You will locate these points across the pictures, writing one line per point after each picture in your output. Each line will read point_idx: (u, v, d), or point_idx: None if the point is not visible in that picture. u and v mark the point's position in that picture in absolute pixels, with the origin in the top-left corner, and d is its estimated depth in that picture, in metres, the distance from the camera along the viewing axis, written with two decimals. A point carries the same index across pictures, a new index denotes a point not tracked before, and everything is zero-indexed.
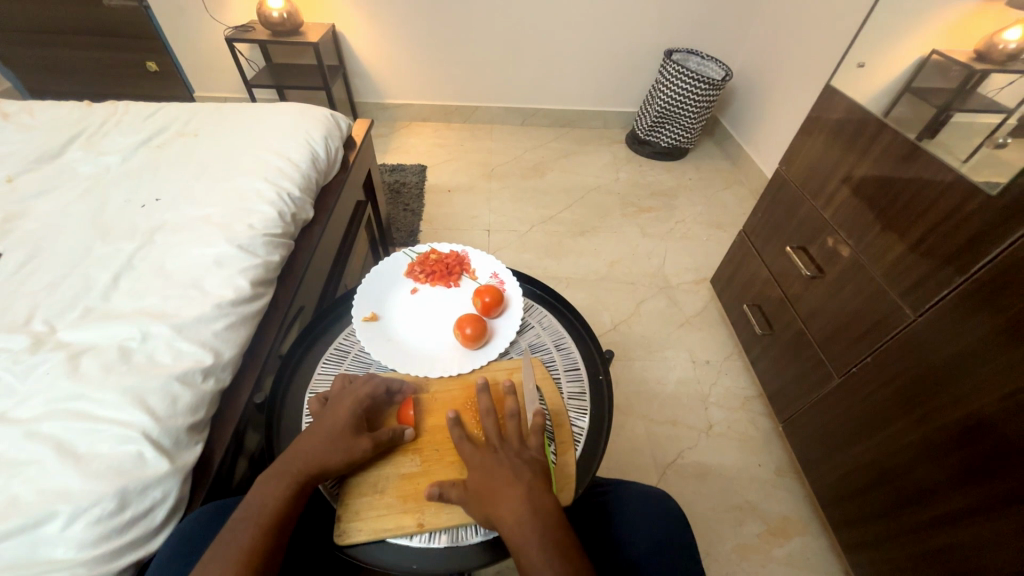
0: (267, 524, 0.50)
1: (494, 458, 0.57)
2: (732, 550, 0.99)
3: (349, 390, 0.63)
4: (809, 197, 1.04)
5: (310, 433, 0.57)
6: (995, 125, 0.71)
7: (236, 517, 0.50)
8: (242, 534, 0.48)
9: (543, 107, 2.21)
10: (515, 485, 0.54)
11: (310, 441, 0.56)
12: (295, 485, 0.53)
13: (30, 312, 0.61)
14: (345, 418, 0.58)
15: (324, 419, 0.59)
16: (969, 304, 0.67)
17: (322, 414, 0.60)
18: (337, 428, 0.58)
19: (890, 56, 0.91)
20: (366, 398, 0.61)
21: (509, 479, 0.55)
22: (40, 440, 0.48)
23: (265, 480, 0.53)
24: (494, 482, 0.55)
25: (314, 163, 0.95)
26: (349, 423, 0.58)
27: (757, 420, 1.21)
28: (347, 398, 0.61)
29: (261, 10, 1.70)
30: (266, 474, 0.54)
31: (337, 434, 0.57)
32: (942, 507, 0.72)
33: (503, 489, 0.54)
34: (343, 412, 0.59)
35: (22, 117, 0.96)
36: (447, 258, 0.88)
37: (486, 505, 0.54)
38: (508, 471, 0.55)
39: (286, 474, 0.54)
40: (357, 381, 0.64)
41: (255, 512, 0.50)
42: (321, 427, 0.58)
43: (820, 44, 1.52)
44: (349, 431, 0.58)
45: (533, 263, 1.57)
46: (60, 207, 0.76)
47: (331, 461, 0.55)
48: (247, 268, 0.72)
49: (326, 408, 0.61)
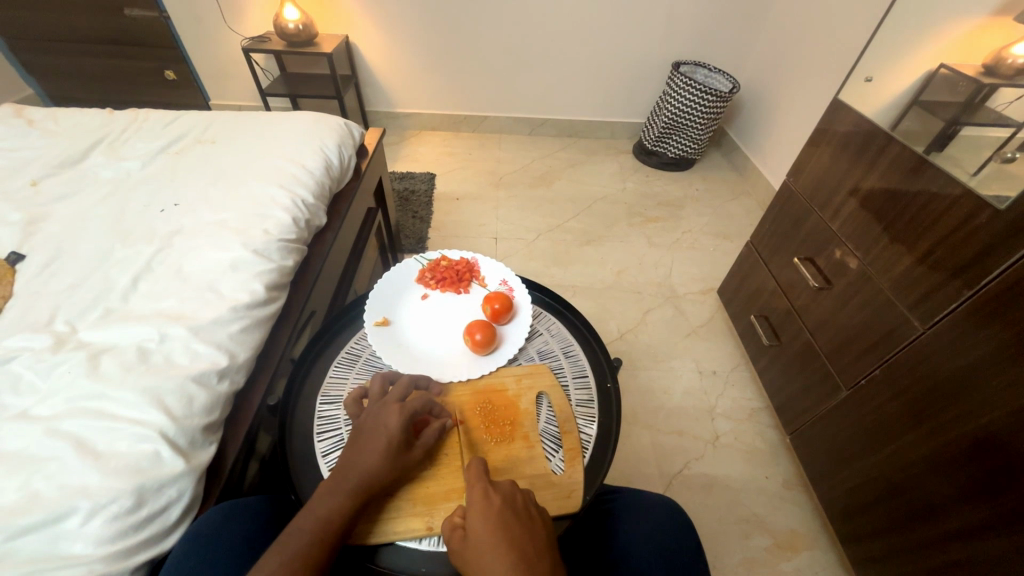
0: (328, 538, 0.50)
1: (515, 516, 0.51)
2: (739, 564, 0.98)
3: (391, 397, 0.62)
4: (816, 209, 1.04)
5: (361, 445, 0.57)
6: (1005, 139, 0.72)
7: (296, 527, 0.50)
8: (304, 548, 0.49)
9: (550, 118, 2.23)
10: (523, 552, 0.48)
11: (366, 455, 0.56)
12: (353, 501, 0.53)
13: (51, 312, 0.62)
14: (395, 430, 0.57)
15: (372, 429, 0.58)
16: (979, 316, 0.67)
17: (366, 422, 0.59)
18: (391, 440, 0.57)
19: (894, 72, 0.92)
20: (417, 406, 0.61)
21: (518, 544, 0.49)
22: (59, 437, 0.50)
23: (322, 494, 0.53)
24: (503, 548, 0.48)
25: (327, 171, 0.97)
26: (402, 436, 0.57)
27: (764, 432, 1.20)
28: (393, 405, 0.60)
29: (278, 22, 1.74)
30: (321, 487, 0.54)
31: (391, 446, 0.57)
32: (951, 523, 0.71)
33: (509, 556, 0.47)
34: (392, 422, 0.58)
35: (46, 123, 0.99)
36: (457, 265, 0.89)
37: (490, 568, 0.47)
38: (519, 532, 0.50)
39: (344, 487, 0.54)
40: (396, 387, 0.63)
41: (317, 526, 0.51)
42: (372, 439, 0.57)
43: (826, 57, 1.54)
44: (402, 445, 0.57)
45: (540, 272, 1.58)
46: (81, 211, 0.78)
47: (385, 474, 0.55)
48: (261, 272, 0.73)
49: (371, 412, 0.60)
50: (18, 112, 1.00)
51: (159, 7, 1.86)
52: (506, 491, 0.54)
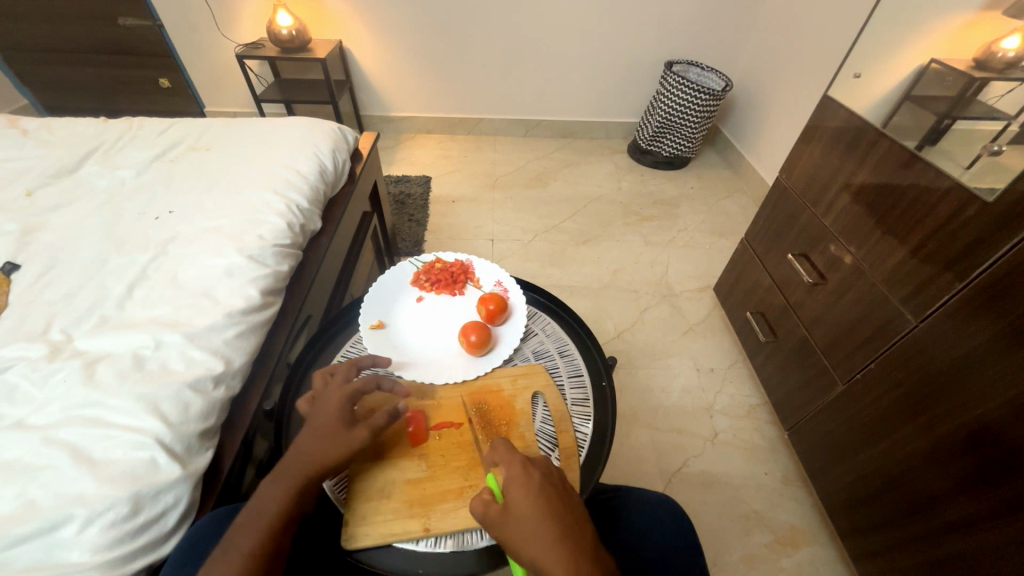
0: (271, 526, 0.50)
1: (556, 491, 0.53)
2: (739, 561, 0.98)
3: (334, 383, 0.63)
4: (809, 204, 1.05)
5: (305, 432, 0.58)
6: (996, 133, 0.72)
7: (241, 521, 0.51)
8: (244, 538, 0.49)
9: (545, 119, 2.24)
10: (567, 524, 0.50)
11: (304, 440, 0.57)
12: (296, 488, 0.53)
13: (47, 321, 0.62)
14: (331, 413, 0.58)
15: (316, 415, 0.59)
16: (971, 308, 0.68)
17: (309, 411, 0.60)
18: (329, 424, 0.58)
19: (884, 68, 0.93)
20: (356, 388, 0.61)
21: (560, 515, 0.50)
22: (56, 446, 0.50)
23: (266, 485, 0.54)
24: (545, 519, 0.49)
25: (321, 175, 0.98)
26: (340, 417, 0.58)
27: (763, 428, 1.20)
28: (332, 390, 0.61)
29: (272, 28, 1.74)
30: (268, 475, 0.55)
31: (330, 429, 0.57)
32: (949, 515, 0.71)
33: (554, 531, 0.49)
34: (328, 407, 0.59)
35: (40, 133, 0.99)
36: (452, 266, 0.89)
37: (536, 541, 0.48)
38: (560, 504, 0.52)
39: (285, 475, 0.54)
40: (336, 372, 0.64)
41: (259, 515, 0.51)
42: (312, 425, 0.58)
43: (818, 54, 1.55)
44: (341, 424, 0.58)
45: (536, 272, 1.58)
46: (76, 220, 0.78)
47: (325, 454, 0.55)
48: (257, 278, 0.73)
49: (315, 401, 0.61)
50: (12, 122, 1.01)
51: (152, 16, 1.86)
52: (543, 466, 0.55)
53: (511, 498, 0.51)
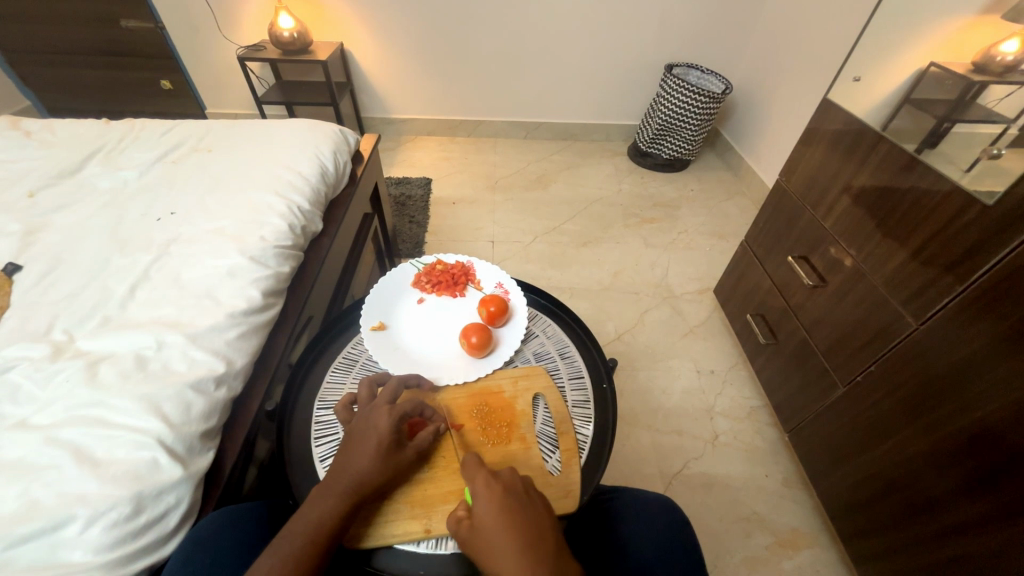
0: (321, 541, 0.50)
1: (521, 502, 0.53)
2: (740, 562, 0.98)
3: (381, 400, 0.62)
4: (809, 207, 1.05)
5: (353, 450, 0.56)
6: (996, 135, 0.72)
7: (287, 530, 0.51)
8: (293, 548, 0.49)
9: (545, 121, 2.25)
10: (531, 537, 0.49)
11: (357, 457, 0.56)
12: (345, 504, 0.53)
13: (50, 322, 0.63)
14: (385, 430, 0.57)
15: (362, 432, 0.58)
16: (971, 310, 0.68)
17: (357, 425, 0.59)
18: (382, 443, 0.56)
19: (883, 71, 0.93)
20: (407, 407, 0.61)
21: (523, 527, 0.50)
22: (58, 446, 0.50)
23: (314, 498, 0.53)
24: (509, 535, 0.49)
25: (323, 177, 0.98)
26: (392, 436, 0.57)
27: (763, 430, 1.21)
28: (382, 408, 0.60)
29: (273, 30, 1.75)
30: (314, 491, 0.54)
31: (382, 448, 0.56)
32: (950, 517, 0.71)
33: (519, 545, 0.48)
34: (382, 424, 0.58)
35: (43, 134, 0.99)
36: (453, 268, 0.90)
37: (499, 556, 0.48)
38: (524, 516, 0.51)
39: (335, 490, 0.54)
40: (386, 389, 0.63)
41: (308, 529, 0.51)
42: (363, 440, 0.57)
43: (817, 57, 1.55)
44: (393, 444, 0.57)
45: (537, 274, 1.59)
46: (79, 220, 0.79)
47: (376, 475, 0.55)
48: (259, 278, 0.74)
49: (361, 416, 0.60)
50: (15, 123, 1.01)
51: (155, 18, 1.87)
52: (506, 477, 0.55)
53: (476, 519, 0.52)
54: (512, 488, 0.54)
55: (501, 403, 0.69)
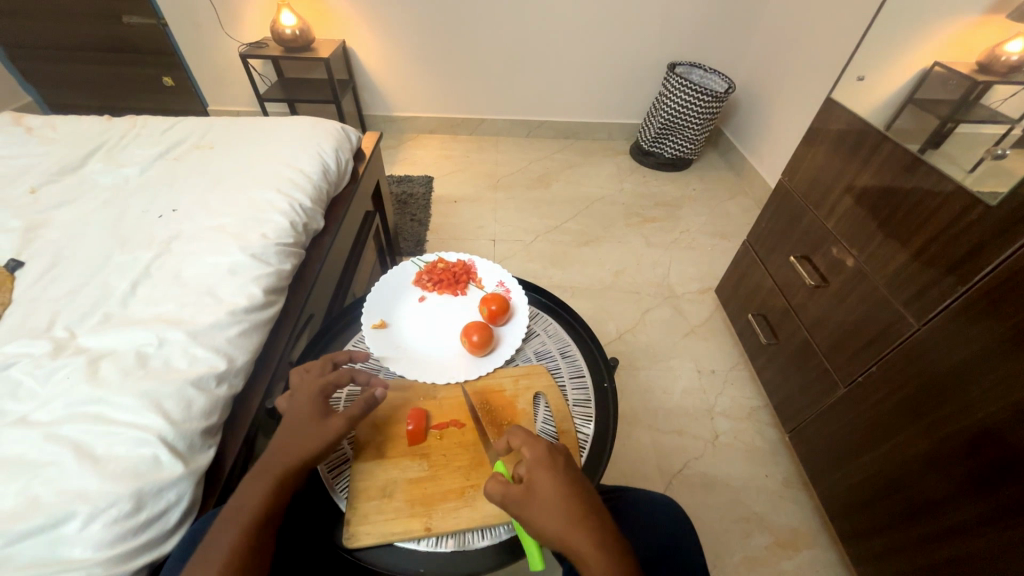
0: (256, 516, 0.50)
1: (575, 471, 0.53)
2: (739, 563, 0.98)
3: (306, 377, 0.63)
4: (811, 207, 1.05)
5: (284, 428, 0.58)
6: (1000, 135, 0.72)
7: (225, 506, 0.51)
8: (226, 523, 0.49)
9: (547, 120, 2.24)
10: (590, 504, 0.50)
11: (283, 433, 0.57)
12: (277, 478, 0.53)
13: (51, 319, 0.63)
14: (304, 403, 0.59)
15: (291, 411, 0.59)
16: (973, 311, 0.68)
17: (287, 407, 0.60)
18: (302, 415, 0.58)
19: (887, 71, 0.93)
20: (330, 379, 0.62)
21: (580, 493, 0.51)
22: (60, 443, 0.50)
23: (250, 475, 0.54)
24: (569, 501, 0.49)
25: (325, 175, 0.98)
26: (312, 407, 0.58)
27: (764, 430, 1.20)
28: (303, 384, 0.62)
29: (275, 27, 1.75)
30: (250, 472, 0.54)
31: (303, 420, 0.58)
32: (951, 518, 0.71)
33: (580, 511, 0.49)
34: (302, 399, 0.59)
35: (44, 131, 0.99)
36: (454, 266, 0.90)
37: (560, 521, 0.48)
38: (580, 485, 0.52)
39: (268, 466, 0.54)
40: (312, 367, 0.65)
41: (240, 504, 0.51)
42: (290, 418, 0.58)
43: (821, 56, 1.55)
44: (315, 415, 0.58)
45: (538, 273, 1.58)
46: (80, 217, 0.79)
47: (302, 445, 0.55)
48: (260, 276, 0.73)
49: (289, 395, 0.61)
50: (17, 120, 1.01)
51: (157, 15, 1.87)
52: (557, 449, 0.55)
53: (533, 484, 0.51)
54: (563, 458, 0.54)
55: (500, 400, 0.69)
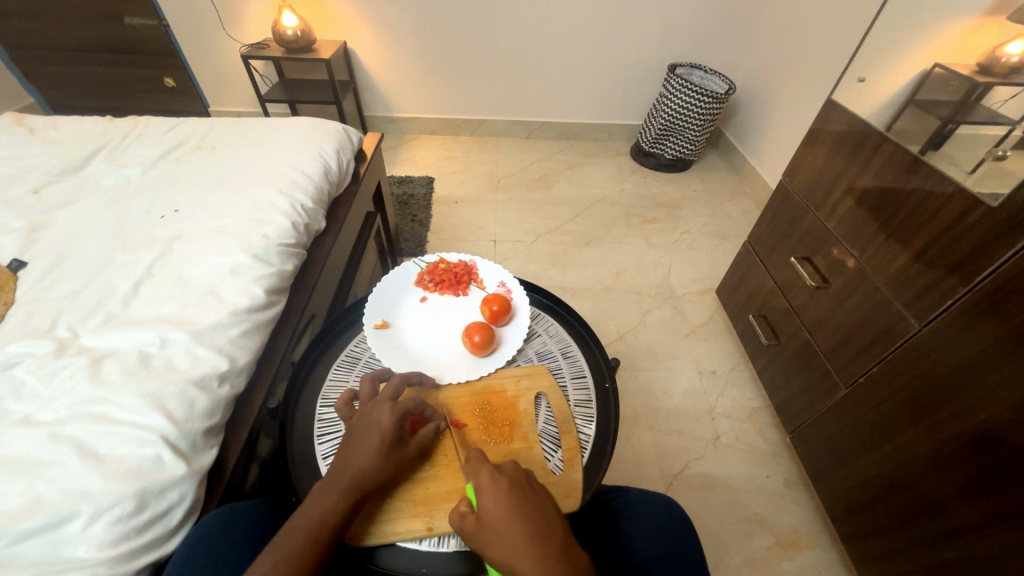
0: (322, 539, 0.50)
1: (526, 494, 0.53)
2: (740, 564, 0.98)
3: (383, 397, 0.61)
4: (812, 208, 1.05)
5: (354, 445, 0.57)
6: (1000, 137, 0.73)
7: (289, 525, 0.51)
8: (292, 543, 0.49)
9: (548, 121, 2.25)
10: (538, 527, 0.49)
11: (359, 453, 0.56)
12: (346, 501, 0.53)
13: (53, 318, 0.63)
14: (387, 427, 0.57)
15: (362, 428, 0.58)
16: (974, 312, 0.68)
17: (359, 422, 0.59)
18: (383, 441, 0.57)
19: (887, 72, 0.93)
20: (410, 405, 0.61)
21: (529, 517, 0.50)
22: (63, 442, 0.50)
23: (316, 494, 0.53)
24: (516, 526, 0.49)
25: (326, 175, 0.98)
26: (395, 433, 0.57)
27: (764, 431, 1.20)
28: (384, 405, 0.60)
29: (277, 28, 1.75)
30: (315, 489, 0.54)
31: (382, 444, 0.56)
32: (953, 519, 0.71)
33: (526, 534, 0.48)
34: (385, 421, 0.57)
35: (47, 132, 0.99)
36: (455, 267, 0.90)
37: (507, 549, 0.48)
38: (530, 507, 0.51)
39: (338, 488, 0.53)
40: (388, 386, 0.63)
41: (308, 526, 0.51)
42: (364, 436, 0.57)
43: (821, 57, 1.55)
44: (395, 442, 0.57)
45: (539, 274, 1.59)
46: (83, 217, 0.79)
47: (377, 471, 0.55)
48: (261, 276, 0.74)
49: (363, 413, 0.60)
50: (19, 120, 1.01)
51: (158, 16, 1.87)
52: (508, 472, 0.55)
53: (483, 513, 0.51)
54: (513, 481, 0.54)
55: (502, 401, 0.69)
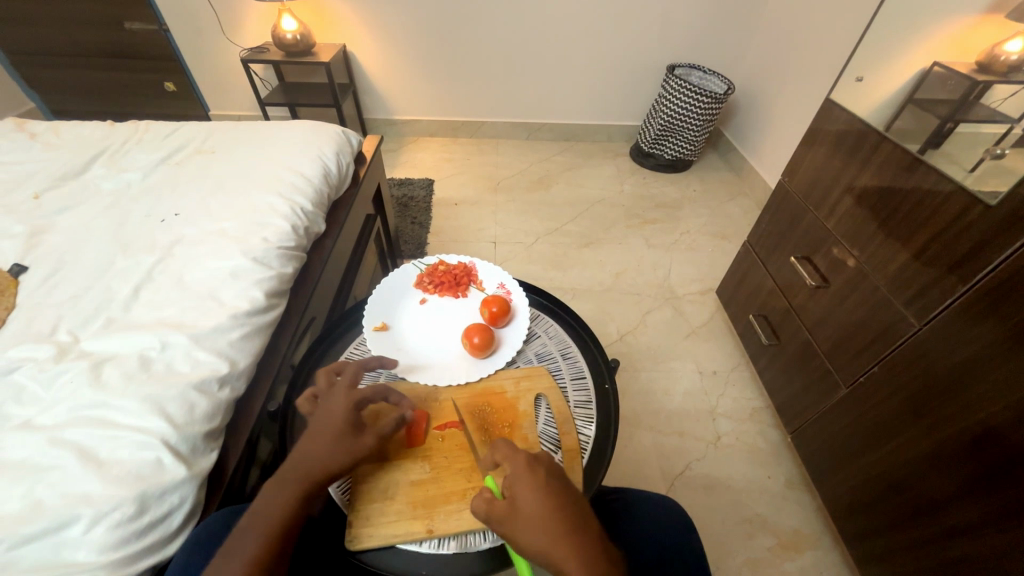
0: (276, 530, 0.50)
1: (561, 484, 0.52)
2: (742, 565, 0.98)
3: (339, 387, 0.62)
4: (812, 207, 1.05)
5: (308, 437, 0.57)
6: (1000, 135, 0.71)
7: (243, 519, 0.51)
8: (246, 535, 0.49)
9: (547, 122, 2.25)
10: (576, 519, 0.49)
11: (312, 444, 0.56)
12: (303, 492, 0.53)
13: (54, 323, 0.63)
14: (339, 417, 0.58)
15: (319, 420, 0.58)
16: (974, 311, 0.68)
17: (315, 414, 0.59)
18: (336, 430, 0.57)
19: (886, 72, 0.93)
20: (365, 393, 0.61)
21: (564, 509, 0.50)
22: (64, 446, 0.50)
23: (272, 486, 0.53)
24: (553, 518, 0.48)
25: (326, 178, 0.98)
26: (349, 422, 0.58)
27: (766, 431, 1.20)
28: (339, 396, 0.60)
29: (276, 32, 1.76)
30: (270, 482, 0.54)
31: (337, 434, 0.57)
32: (955, 519, 0.71)
33: (564, 525, 0.48)
34: (337, 412, 0.58)
35: (47, 137, 1.00)
36: (455, 269, 0.90)
37: (543, 539, 0.47)
38: (566, 498, 0.51)
39: (291, 478, 0.54)
40: (345, 374, 0.63)
41: (261, 518, 0.50)
42: (318, 428, 0.57)
43: (820, 57, 1.55)
44: (349, 431, 0.57)
45: (539, 275, 1.59)
46: (83, 222, 0.79)
47: (334, 461, 0.55)
48: (261, 280, 0.74)
49: (319, 405, 0.60)
50: (20, 126, 1.02)
51: (159, 20, 1.88)
52: (540, 459, 0.54)
53: (516, 501, 0.50)
54: (548, 470, 0.53)
55: (501, 403, 0.69)
